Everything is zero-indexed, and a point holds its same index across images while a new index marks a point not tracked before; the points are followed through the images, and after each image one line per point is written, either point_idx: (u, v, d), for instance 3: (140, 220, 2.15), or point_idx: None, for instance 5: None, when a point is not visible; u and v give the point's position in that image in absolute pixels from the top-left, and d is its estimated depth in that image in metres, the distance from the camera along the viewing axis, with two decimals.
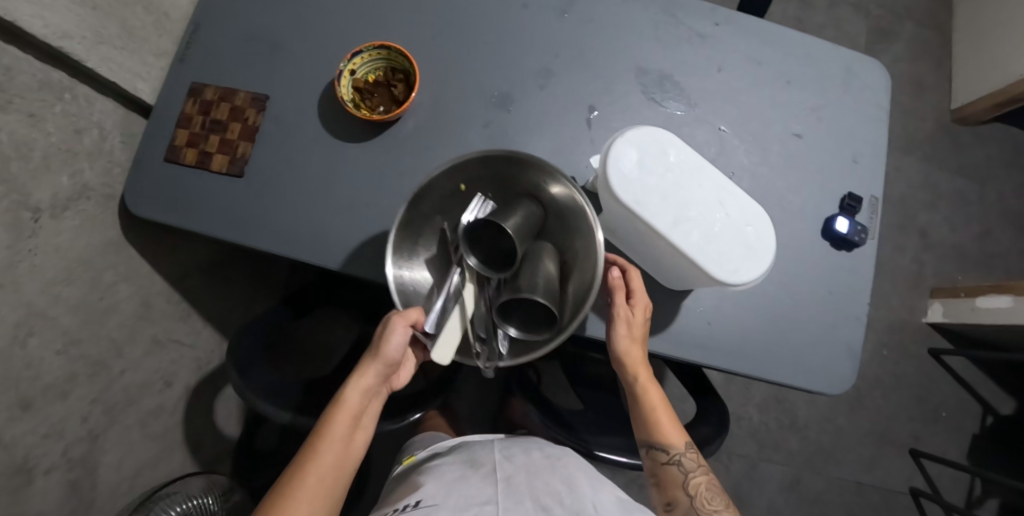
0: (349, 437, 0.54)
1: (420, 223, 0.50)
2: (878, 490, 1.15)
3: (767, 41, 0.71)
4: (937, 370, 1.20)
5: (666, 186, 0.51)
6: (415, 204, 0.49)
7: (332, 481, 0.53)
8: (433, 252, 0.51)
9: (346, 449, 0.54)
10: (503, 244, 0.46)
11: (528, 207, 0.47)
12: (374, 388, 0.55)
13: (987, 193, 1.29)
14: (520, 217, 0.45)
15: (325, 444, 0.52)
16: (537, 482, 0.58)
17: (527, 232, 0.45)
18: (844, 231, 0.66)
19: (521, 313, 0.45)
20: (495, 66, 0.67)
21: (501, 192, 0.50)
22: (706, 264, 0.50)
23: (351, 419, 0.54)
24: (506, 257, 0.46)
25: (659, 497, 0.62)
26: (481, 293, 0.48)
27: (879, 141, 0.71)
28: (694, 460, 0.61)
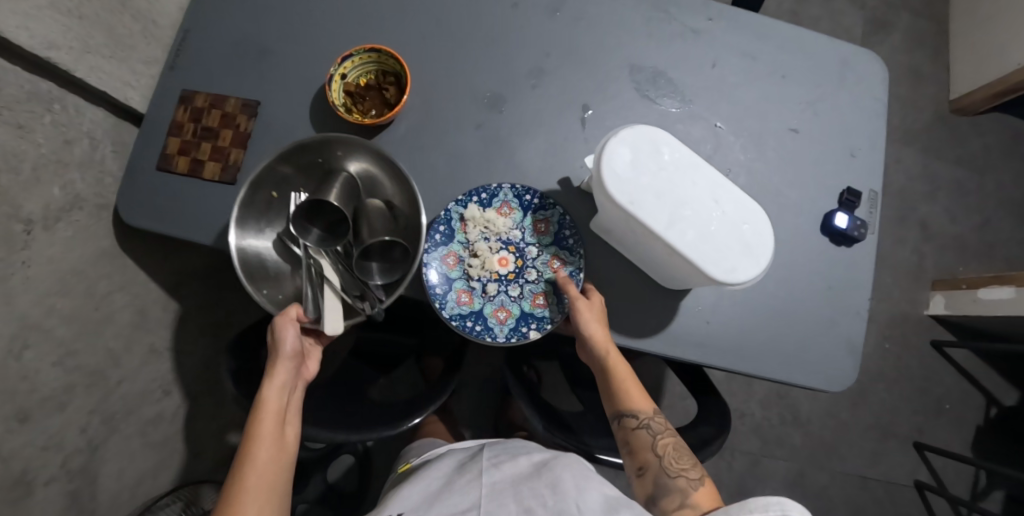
0: (282, 431, 0.55)
1: (256, 228, 0.58)
2: (883, 484, 1.15)
3: (761, 35, 0.70)
4: (939, 362, 1.19)
5: (660, 184, 0.50)
6: (244, 215, 0.56)
7: (275, 477, 0.53)
8: (276, 246, 0.59)
9: (281, 445, 0.55)
10: (331, 218, 0.57)
11: (342, 178, 0.57)
12: (291, 382, 0.58)
13: (986, 183, 1.28)
14: (337, 189, 0.56)
15: (258, 443, 0.53)
16: (522, 486, 0.57)
17: (350, 196, 0.56)
18: (844, 227, 0.65)
19: (379, 257, 0.57)
20: (487, 67, 0.66)
21: (309, 176, 0.59)
22: (701, 262, 0.50)
23: (278, 416, 0.55)
24: (339, 227, 0.57)
25: (631, 464, 0.61)
26: (337, 262, 0.57)
27: (876, 133, 0.70)
28: (662, 424, 0.62)
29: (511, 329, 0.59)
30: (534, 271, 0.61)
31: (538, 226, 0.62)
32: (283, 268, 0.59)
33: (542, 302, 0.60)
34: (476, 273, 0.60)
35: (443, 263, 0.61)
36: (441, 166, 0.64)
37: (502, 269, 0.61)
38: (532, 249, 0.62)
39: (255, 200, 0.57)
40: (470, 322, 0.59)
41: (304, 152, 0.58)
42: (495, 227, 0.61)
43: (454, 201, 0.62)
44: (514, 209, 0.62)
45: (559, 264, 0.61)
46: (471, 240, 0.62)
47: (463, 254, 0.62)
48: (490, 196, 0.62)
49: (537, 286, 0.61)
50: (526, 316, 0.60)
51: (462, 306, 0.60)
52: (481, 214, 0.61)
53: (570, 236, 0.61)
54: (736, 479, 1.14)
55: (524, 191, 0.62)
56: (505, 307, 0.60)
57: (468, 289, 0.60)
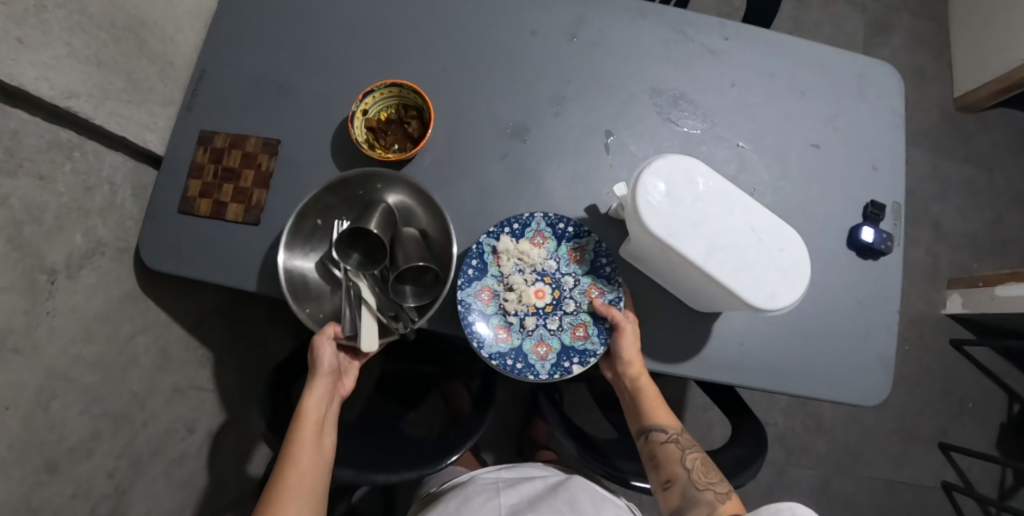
0: (320, 437, 0.58)
1: (306, 243, 0.60)
2: (910, 487, 1.14)
3: (778, 52, 0.70)
4: (961, 361, 1.19)
5: (696, 215, 0.50)
6: (292, 237, 0.58)
7: (314, 480, 0.56)
8: (316, 267, 0.60)
9: (318, 452, 0.57)
10: (368, 246, 0.58)
11: (385, 210, 0.58)
12: (330, 391, 0.61)
13: (996, 179, 1.28)
14: (379, 216, 0.57)
15: (298, 449, 0.56)
16: (541, 503, 0.64)
17: (389, 224, 0.58)
18: (871, 240, 0.65)
19: (412, 279, 0.57)
20: (509, 97, 0.66)
21: (351, 206, 0.61)
22: (742, 291, 0.49)
23: (316, 424, 0.58)
24: (374, 255, 0.58)
25: (656, 478, 0.62)
26: (374, 284, 0.58)
27: (895, 145, 0.70)
28: (688, 440, 0.64)
29: (553, 365, 0.58)
30: (572, 302, 0.61)
31: (573, 254, 0.62)
32: (322, 288, 0.60)
33: (583, 335, 0.60)
34: (513, 308, 0.60)
35: (478, 298, 0.60)
36: (469, 198, 0.64)
37: (539, 301, 0.61)
38: (568, 278, 0.61)
39: (298, 230, 0.59)
40: (510, 360, 0.58)
41: (350, 186, 0.60)
42: (528, 258, 0.61)
43: (484, 233, 0.61)
44: (547, 239, 0.61)
45: (598, 292, 0.61)
46: (506, 272, 0.61)
47: (498, 288, 0.61)
48: (523, 226, 0.61)
49: (576, 317, 0.60)
50: (568, 350, 0.59)
51: (501, 343, 0.59)
52: (515, 245, 0.60)
53: (606, 264, 0.61)
54: (764, 489, 1.14)
55: (558, 220, 0.61)
56: (544, 341, 0.59)
57: (506, 324, 0.60)
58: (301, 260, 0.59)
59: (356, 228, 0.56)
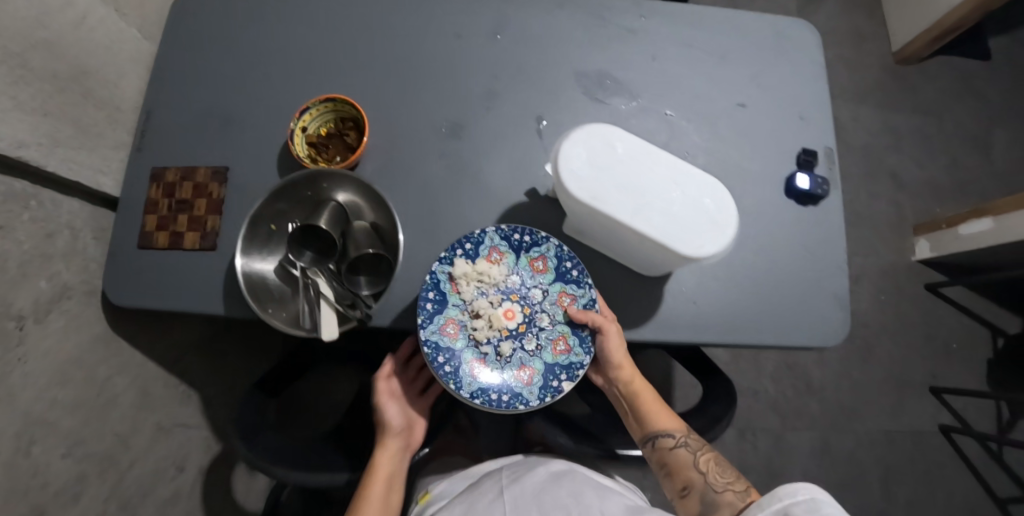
0: (389, 493, 0.66)
1: (264, 245, 0.62)
2: (908, 435, 1.15)
3: (695, 23, 0.72)
4: (940, 305, 1.20)
5: (620, 178, 0.52)
6: (250, 238, 0.61)
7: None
8: (276, 268, 0.62)
9: (386, 505, 0.65)
10: (321, 242, 0.60)
11: (334, 207, 0.61)
12: (400, 453, 0.70)
13: (947, 123, 1.30)
14: (329, 213, 0.60)
15: (367, 503, 0.64)
16: (547, 496, 0.64)
17: (339, 221, 0.61)
18: (807, 186, 0.67)
19: (367, 269, 0.61)
20: (441, 98, 0.68)
21: (302, 208, 0.63)
22: (672, 242, 0.51)
23: (386, 480, 0.67)
24: (327, 250, 0.61)
25: (672, 487, 0.61)
26: (331, 277, 0.59)
27: (820, 95, 0.72)
28: (697, 440, 0.63)
29: (541, 388, 0.56)
30: (545, 316, 0.60)
31: (535, 265, 0.61)
32: (283, 291, 0.62)
33: (565, 349, 0.58)
34: (484, 337, 0.58)
35: (445, 333, 0.57)
36: (413, 197, 0.65)
37: (510, 323, 0.59)
38: (535, 292, 0.61)
39: (253, 239, 0.61)
40: (495, 393, 0.55)
41: (299, 187, 0.62)
42: (489, 278, 0.60)
43: (437, 260, 0.59)
44: (504, 253, 0.61)
45: (569, 299, 0.60)
46: (468, 298, 0.59)
47: (462, 317, 0.59)
48: (476, 245, 0.60)
49: (553, 331, 0.59)
50: (552, 368, 0.57)
51: (482, 378, 0.56)
52: (472, 267, 0.59)
53: (571, 268, 0.61)
54: (766, 458, 1.13)
55: (512, 231, 0.61)
56: (526, 365, 0.57)
57: (481, 355, 0.57)
58: (264, 264, 0.62)
59: (308, 225, 0.59)
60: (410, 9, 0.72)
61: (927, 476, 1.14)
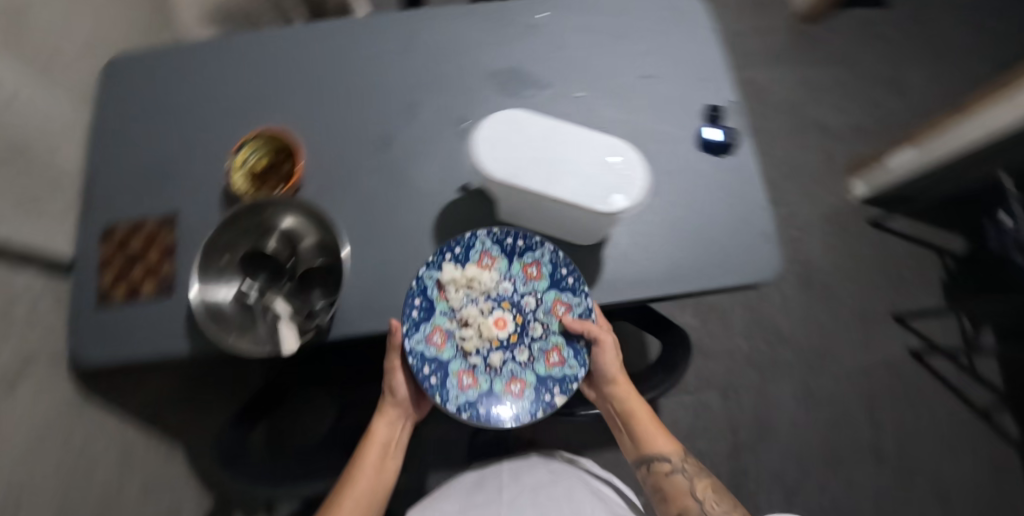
0: (383, 461, 0.71)
1: (217, 278, 0.64)
2: (882, 366, 1.20)
3: (590, 12, 0.77)
4: (886, 237, 1.26)
5: (534, 154, 0.55)
6: (203, 269, 0.63)
7: (371, 498, 0.68)
8: (231, 298, 0.64)
9: (379, 472, 0.70)
10: (272, 264, 0.64)
11: (277, 234, 0.66)
12: (399, 420, 0.73)
13: (859, 68, 1.38)
14: (276, 239, 0.66)
15: (361, 472, 0.68)
16: (543, 495, 0.73)
17: (287, 244, 0.65)
18: (718, 138, 0.71)
19: (319, 281, 0.64)
20: (366, 115, 0.72)
21: (250, 237, 0.66)
22: (588, 203, 0.54)
23: (381, 447, 0.71)
24: (280, 272, 0.64)
25: (668, 509, 0.69)
26: (286, 295, 0.63)
27: (714, 56, 0.77)
28: (694, 469, 0.70)
29: (534, 402, 0.61)
30: (538, 326, 0.65)
31: (528, 270, 0.66)
32: (242, 320, 0.63)
33: (559, 362, 0.64)
34: (473, 348, 0.63)
35: (432, 343, 0.62)
36: (353, 210, 0.68)
37: (501, 333, 0.64)
38: (527, 299, 0.66)
39: (208, 268, 0.63)
40: (482, 407, 0.60)
41: (247, 217, 0.65)
42: (481, 285, 0.64)
43: (425, 265, 0.63)
44: (496, 259, 0.65)
45: (563, 307, 0.65)
46: (457, 306, 0.64)
47: (451, 327, 0.63)
48: (466, 249, 0.64)
49: (546, 342, 0.65)
50: (545, 381, 0.63)
51: (469, 391, 0.61)
52: (461, 273, 0.64)
53: (565, 275, 0.65)
54: (752, 412, 1.16)
55: (505, 235, 0.65)
56: (517, 378, 0.63)
57: (470, 369, 0.62)
58: (221, 291, 0.64)
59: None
60: (326, 41, 0.76)
61: (910, 400, 1.19)
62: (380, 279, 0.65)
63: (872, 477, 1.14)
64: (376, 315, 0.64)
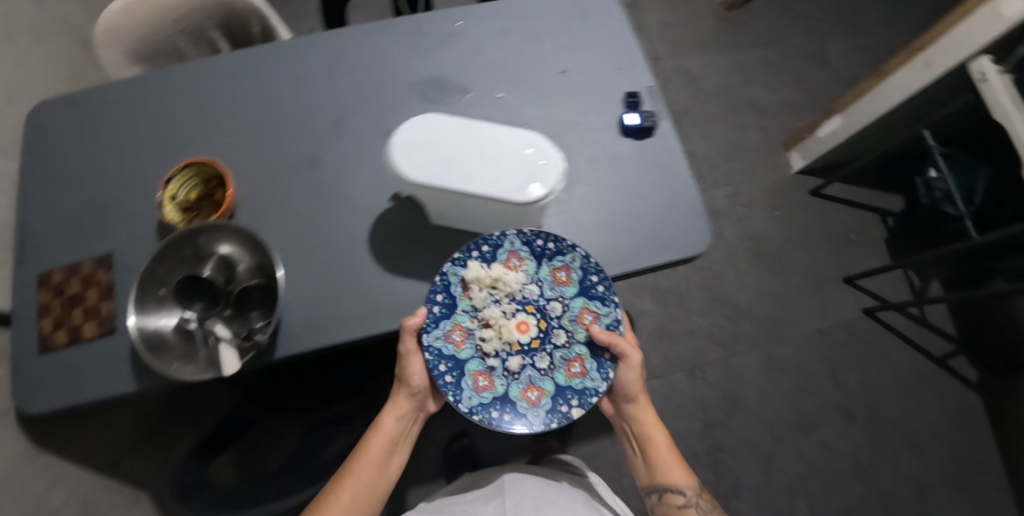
0: (387, 455, 0.72)
1: (152, 307, 0.63)
2: (839, 328, 1.24)
3: (504, 14, 0.78)
4: (828, 205, 1.32)
5: (450, 154, 0.55)
6: (140, 298, 0.62)
7: (371, 491, 0.69)
8: (171, 325, 0.63)
9: (383, 464, 0.71)
10: (208, 289, 0.62)
11: (213, 260, 0.66)
12: (409, 412, 0.73)
13: (784, 46, 1.44)
14: (213, 266, 0.66)
15: (364, 461, 0.70)
16: (546, 502, 0.74)
17: (226, 269, 0.66)
18: (636, 122, 0.70)
19: (257, 302, 0.63)
20: (293, 138, 0.73)
21: (185, 265, 0.65)
22: (508, 195, 0.54)
23: (388, 439, 0.72)
24: (217, 297, 0.63)
25: None
26: (225, 319, 0.62)
27: (626, 43, 0.77)
28: (707, 502, 0.72)
29: (550, 411, 0.61)
30: (564, 334, 0.64)
31: (557, 275, 0.66)
32: (183, 347, 0.63)
33: (581, 373, 0.63)
34: (492, 350, 0.63)
35: (450, 340, 0.63)
36: (288, 232, 0.68)
37: (522, 337, 0.64)
38: (553, 305, 0.65)
39: (146, 299, 0.62)
40: (495, 411, 0.60)
41: (180, 245, 0.64)
42: (507, 284, 0.65)
43: (450, 262, 0.63)
44: (524, 260, 0.65)
45: (590, 316, 0.65)
46: (479, 305, 0.64)
47: (470, 326, 0.64)
48: (493, 248, 0.64)
49: (570, 352, 0.64)
50: (564, 390, 0.62)
51: (483, 393, 0.61)
52: (486, 272, 0.64)
53: (596, 285, 0.64)
54: (721, 387, 1.19)
55: (535, 236, 0.64)
56: (535, 385, 0.62)
57: (486, 372, 0.62)
58: (162, 320, 0.63)
59: (195, 277, 0.61)
60: (248, 72, 0.77)
61: (870, 357, 1.24)
62: (321, 295, 0.66)
63: (842, 435, 1.19)
64: (318, 331, 0.64)
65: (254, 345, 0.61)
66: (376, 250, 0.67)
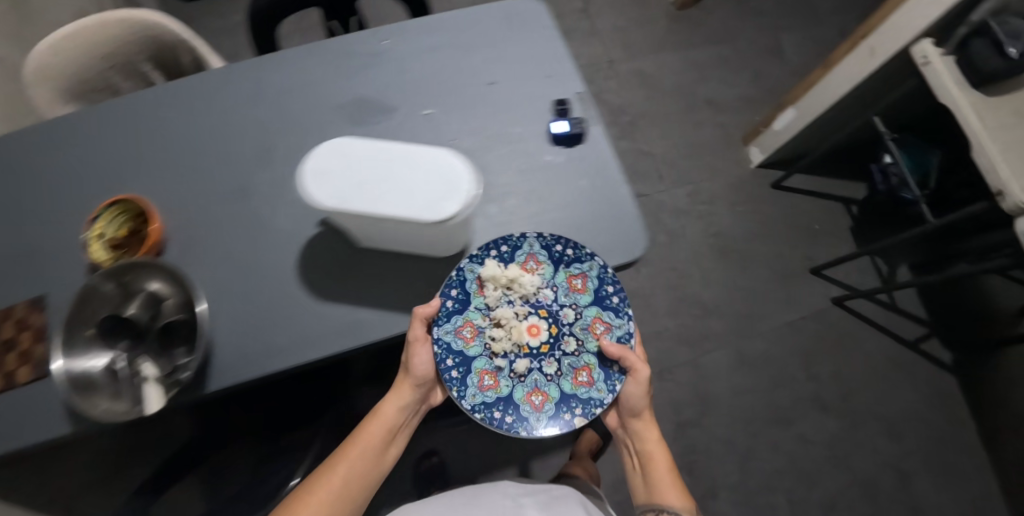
0: (384, 444, 0.70)
1: (73, 347, 0.59)
2: (808, 319, 1.24)
3: (430, 30, 0.77)
4: (790, 197, 1.32)
5: (361, 177, 0.55)
6: (66, 338, 0.58)
7: (362, 477, 0.67)
8: (102, 364, 0.60)
9: (379, 452, 0.70)
10: (132, 328, 0.61)
11: (137, 296, 0.65)
12: (411, 402, 0.71)
13: (738, 44, 1.45)
14: (136, 303, 0.64)
15: (360, 446, 0.68)
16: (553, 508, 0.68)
17: (149, 305, 0.64)
18: (564, 130, 0.69)
19: (180, 338, 0.62)
20: (222, 167, 0.72)
21: (108, 301, 0.63)
22: (419, 215, 0.53)
23: (386, 427, 0.70)
24: (139, 334, 0.62)
25: None
26: (149, 357, 0.61)
27: (556, 52, 0.76)
28: None
29: (551, 418, 0.60)
30: (575, 341, 0.64)
31: (573, 281, 0.65)
32: (111, 386, 0.59)
33: (587, 381, 0.62)
34: (500, 350, 0.62)
35: (460, 335, 0.62)
36: (218, 264, 0.68)
37: (532, 340, 0.63)
38: (566, 311, 0.65)
39: (73, 342, 0.59)
40: (497, 412, 0.59)
41: (102, 283, 0.62)
42: (521, 286, 0.64)
43: (467, 257, 0.63)
44: (541, 263, 0.65)
45: (601, 327, 0.64)
46: (491, 304, 0.64)
47: (480, 323, 0.63)
48: (512, 249, 0.64)
49: (579, 360, 0.63)
50: (569, 397, 0.61)
51: (487, 392, 0.60)
52: (502, 271, 0.63)
53: (611, 297, 0.65)
54: (693, 387, 1.17)
55: (554, 241, 0.64)
56: (540, 390, 0.61)
57: (493, 371, 0.61)
58: (90, 361, 0.59)
59: (120, 315, 0.60)
60: (172, 104, 0.76)
61: (842, 346, 1.23)
62: (252, 325, 0.65)
63: (820, 426, 1.17)
64: (249, 362, 0.63)
65: (178, 382, 0.59)
66: (307, 276, 0.66)
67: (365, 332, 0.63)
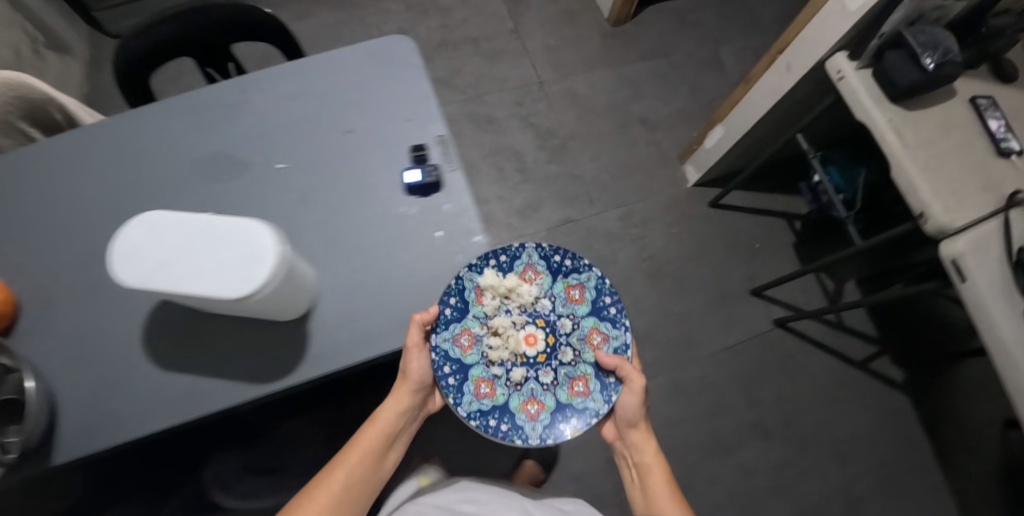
0: (382, 451, 0.69)
1: None
2: (748, 343, 1.19)
3: (292, 77, 0.75)
4: (728, 215, 1.27)
5: (165, 254, 0.52)
6: None
7: (361, 483, 0.66)
8: None
9: (379, 457, 0.68)
10: None
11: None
12: (409, 407, 0.70)
13: (674, 58, 1.40)
14: None
15: (360, 449, 0.67)
16: None
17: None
18: (415, 179, 0.66)
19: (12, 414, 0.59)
20: (73, 229, 0.70)
21: None
22: (219, 294, 0.51)
23: (384, 432, 0.69)
24: None
25: None
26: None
27: (419, 93, 0.74)
28: None
29: (547, 427, 0.64)
30: (572, 353, 0.69)
31: (572, 292, 0.71)
32: None
33: (584, 392, 0.66)
34: (497, 358, 0.67)
35: (459, 343, 0.67)
36: (61, 332, 0.65)
37: (529, 349, 0.69)
38: (563, 321, 0.70)
39: None
40: (494, 419, 0.64)
41: None
42: (520, 295, 0.70)
43: (467, 264, 0.66)
44: (540, 274, 0.71)
45: (598, 337, 0.69)
46: (489, 314, 0.69)
47: (479, 332, 0.68)
48: (512, 259, 0.70)
49: (575, 371, 0.68)
50: (564, 406, 0.65)
51: (483, 400, 0.65)
52: (501, 281, 0.69)
53: (609, 308, 0.70)
54: None
55: (553, 252, 0.71)
56: (535, 400, 0.65)
57: (490, 380, 0.66)
58: None
59: None
60: (26, 164, 0.73)
61: (785, 368, 1.18)
62: (92, 397, 0.62)
63: (762, 454, 1.12)
64: (84, 438, 0.60)
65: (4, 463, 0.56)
66: (152, 342, 0.64)
67: (206, 401, 0.61)
